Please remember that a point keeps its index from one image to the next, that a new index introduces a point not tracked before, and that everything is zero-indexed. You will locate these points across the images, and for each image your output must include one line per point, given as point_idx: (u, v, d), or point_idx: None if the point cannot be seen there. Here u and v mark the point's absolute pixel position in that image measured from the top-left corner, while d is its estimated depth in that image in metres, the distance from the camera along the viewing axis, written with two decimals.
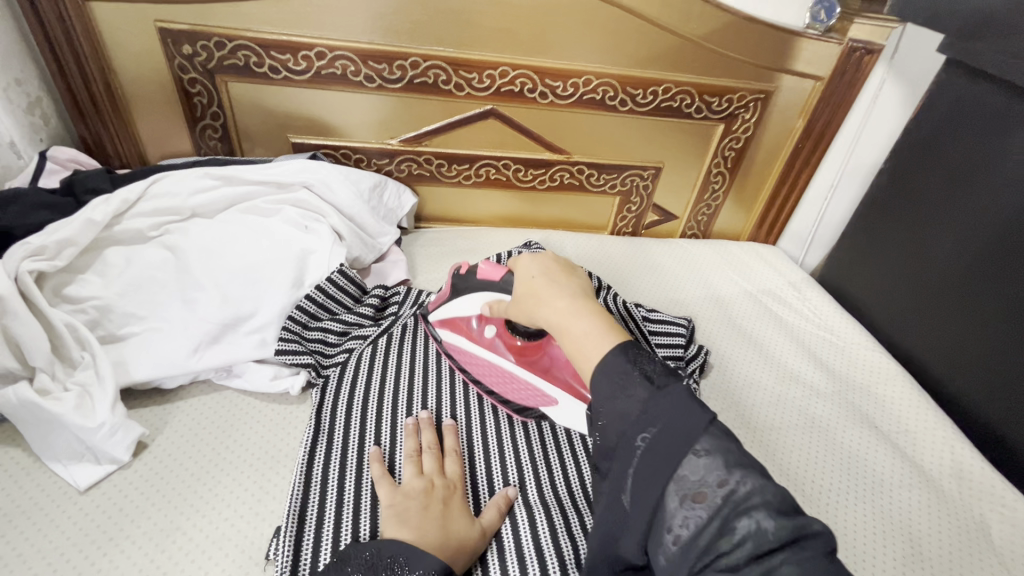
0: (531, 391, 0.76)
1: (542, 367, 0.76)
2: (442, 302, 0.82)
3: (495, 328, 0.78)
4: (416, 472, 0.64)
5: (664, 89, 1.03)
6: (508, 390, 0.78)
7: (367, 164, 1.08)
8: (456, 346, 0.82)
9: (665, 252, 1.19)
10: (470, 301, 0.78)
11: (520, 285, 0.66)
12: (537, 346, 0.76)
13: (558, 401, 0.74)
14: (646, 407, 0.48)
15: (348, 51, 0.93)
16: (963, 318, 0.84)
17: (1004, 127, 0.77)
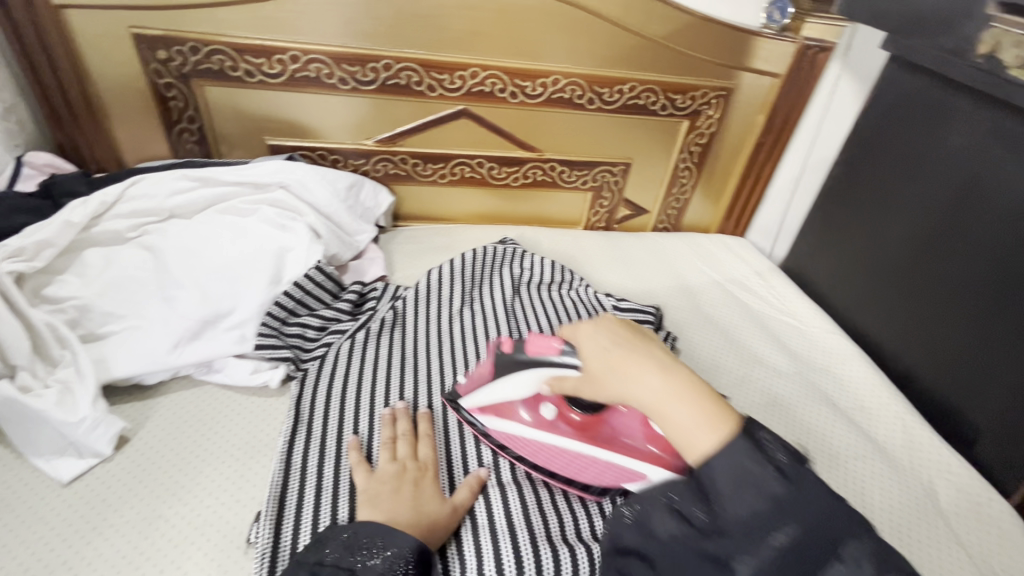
0: (612, 470, 0.67)
1: (609, 438, 0.68)
2: (477, 386, 0.73)
3: (552, 406, 0.69)
4: (389, 458, 0.67)
5: (630, 87, 1.07)
6: (581, 474, 0.69)
7: (344, 164, 1.10)
8: (506, 436, 0.72)
9: (637, 245, 1.23)
10: (520, 381, 0.68)
11: (588, 366, 0.58)
12: (599, 417, 0.68)
13: (648, 476, 0.64)
14: (782, 505, 0.44)
15: (321, 54, 0.96)
16: (912, 298, 0.89)
17: (941, 118, 0.82)
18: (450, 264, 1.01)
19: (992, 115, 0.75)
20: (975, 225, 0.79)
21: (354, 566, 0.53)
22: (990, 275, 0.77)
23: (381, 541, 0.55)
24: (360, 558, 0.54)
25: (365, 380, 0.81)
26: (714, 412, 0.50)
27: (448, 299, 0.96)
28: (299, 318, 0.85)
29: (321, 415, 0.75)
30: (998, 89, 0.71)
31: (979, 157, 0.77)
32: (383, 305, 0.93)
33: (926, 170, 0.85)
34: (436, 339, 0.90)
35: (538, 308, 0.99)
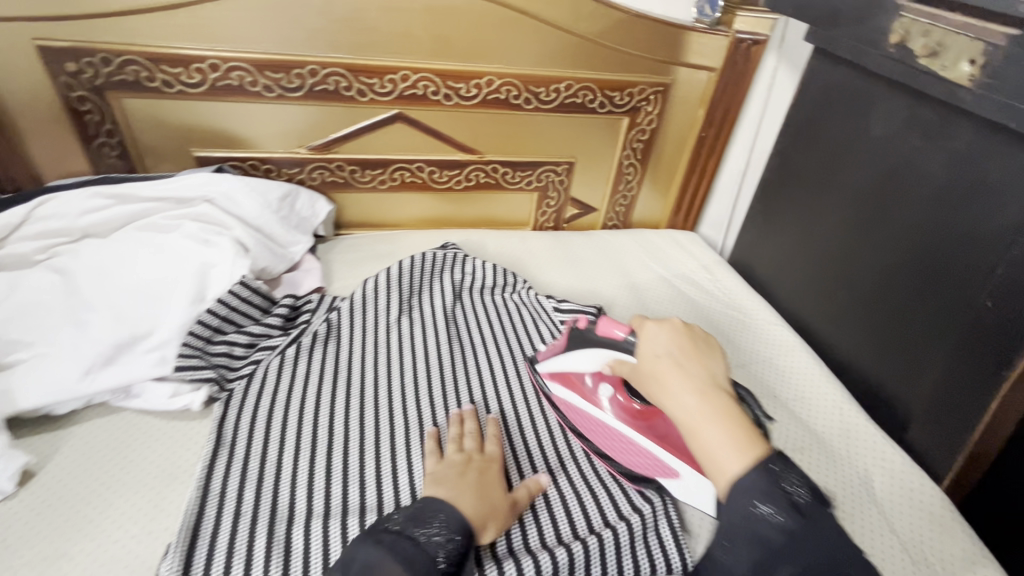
0: (649, 459, 0.71)
1: (658, 433, 0.71)
2: (554, 355, 0.80)
3: (610, 387, 0.75)
4: (456, 449, 0.70)
5: (566, 86, 1.06)
6: (621, 456, 0.73)
7: (277, 173, 1.07)
8: (567, 401, 0.79)
9: (586, 244, 1.22)
10: (588, 357, 0.75)
11: (643, 361, 0.65)
12: (657, 413, 0.72)
13: (680, 474, 0.68)
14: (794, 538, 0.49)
15: (242, 62, 0.93)
16: (845, 288, 0.90)
17: (862, 108, 0.83)
18: (389, 272, 0.98)
19: (907, 105, 0.75)
20: (894, 215, 0.79)
21: (416, 539, 0.55)
22: (909, 266, 0.77)
23: (449, 524, 0.57)
24: (424, 532, 0.56)
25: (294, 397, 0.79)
26: (743, 441, 0.55)
27: (384, 308, 0.94)
28: (227, 336, 0.82)
29: (245, 437, 0.73)
30: (910, 78, 0.72)
31: (898, 145, 0.77)
32: (318, 317, 0.91)
33: (851, 159, 0.86)
34: (373, 350, 0.88)
35: (480, 313, 0.98)
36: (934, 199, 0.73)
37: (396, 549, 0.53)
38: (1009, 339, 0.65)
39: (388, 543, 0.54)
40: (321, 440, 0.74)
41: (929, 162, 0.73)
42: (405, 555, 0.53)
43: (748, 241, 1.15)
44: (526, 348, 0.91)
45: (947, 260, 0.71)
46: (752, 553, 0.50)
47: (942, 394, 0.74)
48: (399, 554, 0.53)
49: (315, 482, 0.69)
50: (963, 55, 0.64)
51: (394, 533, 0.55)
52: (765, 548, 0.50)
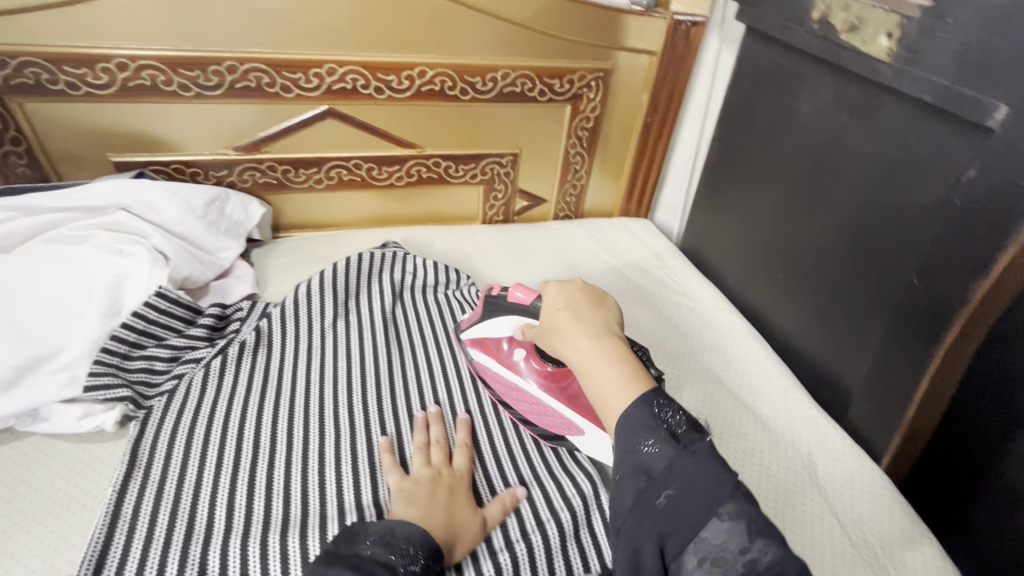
0: (557, 417, 0.75)
1: (569, 393, 0.75)
2: (475, 323, 0.84)
3: (523, 351, 0.78)
4: (424, 463, 0.68)
5: (503, 74, 1.03)
6: (534, 415, 0.77)
7: (205, 177, 1.02)
8: (487, 367, 0.82)
9: (536, 237, 1.19)
10: (504, 324, 0.79)
11: (545, 317, 0.65)
12: (568, 374, 0.76)
13: (585, 430, 0.72)
14: (672, 466, 0.48)
15: (153, 60, 0.88)
16: (786, 270, 0.89)
17: (793, 87, 0.81)
18: (323, 274, 0.94)
19: (833, 82, 0.74)
20: (827, 195, 0.78)
21: (395, 568, 0.53)
22: (843, 246, 0.76)
23: (424, 550, 0.56)
24: (401, 559, 0.54)
25: (218, 413, 0.75)
26: (631, 375, 0.55)
27: (318, 314, 0.90)
28: (146, 351, 0.78)
29: (163, 456, 0.69)
30: (834, 54, 0.71)
31: (827, 123, 0.76)
32: (248, 326, 0.87)
33: (785, 140, 0.84)
34: (306, 358, 0.84)
35: (422, 314, 0.95)
36: (862, 177, 0.71)
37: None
38: (936, 317, 0.64)
39: (367, 570, 0.52)
40: (245, 455, 0.70)
41: (856, 139, 0.72)
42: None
43: (697, 226, 1.14)
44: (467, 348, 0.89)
45: (876, 241, 0.70)
46: (637, 484, 0.48)
47: (879, 374, 0.73)
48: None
49: (234, 498, 0.66)
50: (879, 29, 0.64)
51: (371, 561, 0.54)
52: (647, 477, 0.48)
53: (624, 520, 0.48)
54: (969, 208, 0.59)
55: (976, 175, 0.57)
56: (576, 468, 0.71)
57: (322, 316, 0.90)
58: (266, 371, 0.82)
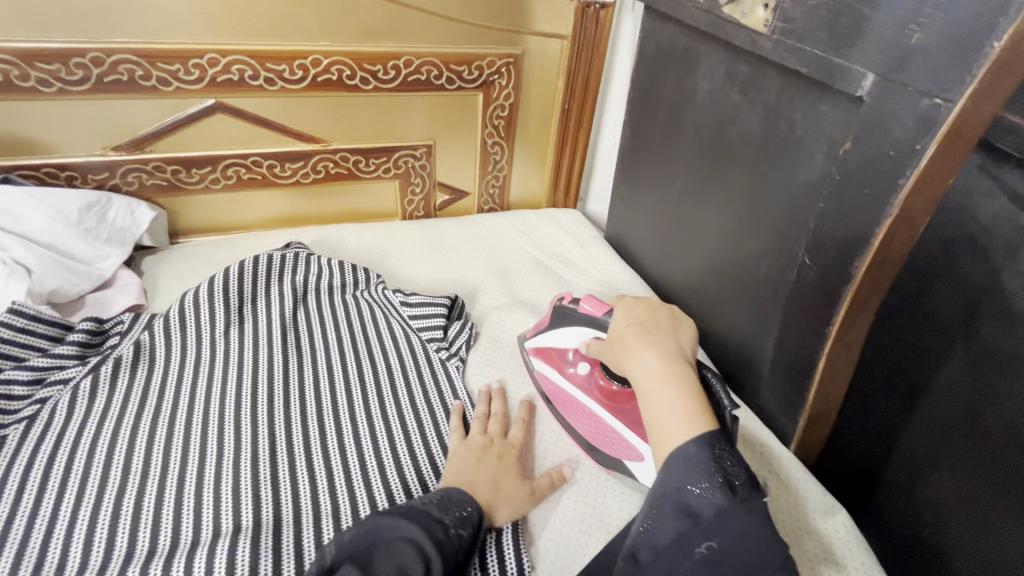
0: (619, 441, 0.68)
1: (632, 418, 0.69)
2: (540, 331, 0.81)
3: (588, 365, 0.74)
4: (481, 430, 0.70)
5: (406, 62, 0.99)
6: (594, 436, 0.71)
7: (84, 180, 0.93)
8: (548, 379, 0.78)
9: (457, 231, 1.15)
10: (569, 332, 0.75)
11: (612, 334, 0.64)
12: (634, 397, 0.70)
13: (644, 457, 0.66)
14: (720, 517, 0.47)
15: (3, 53, 0.80)
16: (699, 253, 0.87)
17: (689, 66, 0.79)
18: (214, 279, 0.87)
19: (724, 59, 0.72)
20: (729, 174, 0.76)
21: (446, 525, 0.55)
22: (745, 226, 0.74)
23: (474, 516, 0.57)
24: (452, 519, 0.55)
25: (83, 438, 0.68)
26: (691, 413, 0.52)
27: (210, 323, 0.84)
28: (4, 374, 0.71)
29: (13, 490, 0.62)
30: (719, 29, 0.68)
31: (723, 100, 0.74)
32: (128, 341, 0.79)
33: (689, 121, 0.82)
34: (193, 370, 0.78)
35: (327, 317, 0.89)
36: (756, 155, 0.70)
37: (429, 532, 0.53)
38: (826, 295, 0.62)
39: (423, 524, 0.53)
40: (112, 482, 0.64)
41: (749, 116, 0.70)
42: (436, 539, 0.52)
43: (619, 212, 1.11)
44: (373, 349, 0.84)
45: (772, 219, 0.69)
46: (678, 526, 0.48)
47: (784, 355, 0.72)
48: (431, 537, 0.52)
49: (95, 528, 0.59)
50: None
51: (426, 515, 0.55)
52: (692, 522, 0.48)
53: (658, 556, 0.49)
54: (847, 179, 0.57)
55: (851, 147, 0.56)
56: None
57: (214, 324, 0.84)
58: (147, 387, 0.75)
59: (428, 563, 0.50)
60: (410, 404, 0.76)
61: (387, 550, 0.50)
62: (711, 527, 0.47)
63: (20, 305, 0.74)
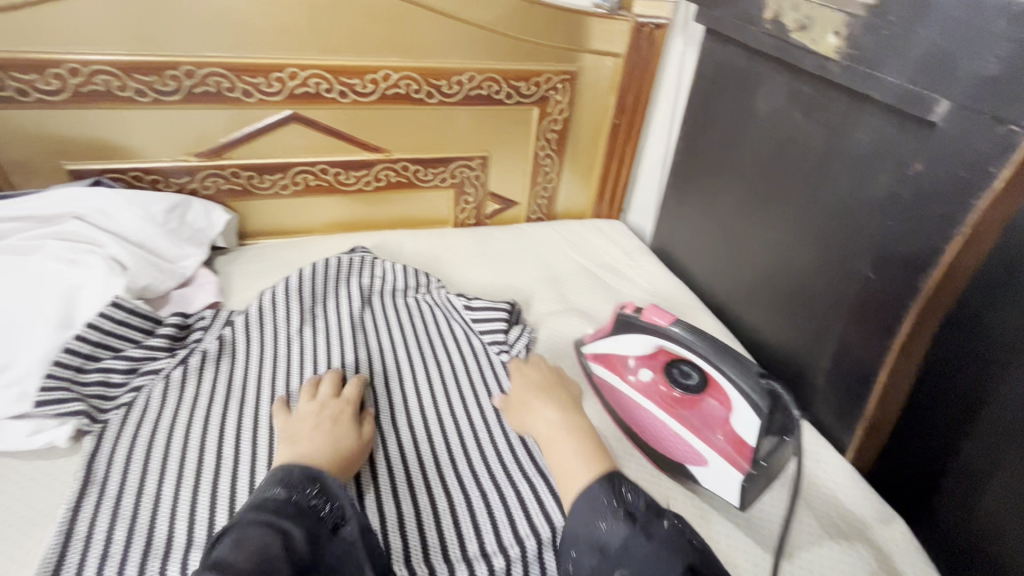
0: (682, 446, 0.71)
1: (695, 424, 0.71)
2: (599, 338, 0.83)
3: (652, 372, 0.78)
4: (310, 398, 0.72)
5: (468, 77, 1.04)
6: (656, 440, 0.73)
7: (166, 184, 0.99)
8: (607, 383, 0.81)
9: (507, 238, 1.19)
10: (634, 340, 0.77)
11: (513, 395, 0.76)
12: (697, 404, 0.73)
13: (710, 463, 0.67)
14: (624, 546, 0.48)
15: (106, 65, 0.86)
16: (751, 266, 0.90)
17: (750, 87, 0.83)
18: (291, 279, 0.93)
19: (786, 82, 0.75)
20: (788, 191, 0.79)
21: (298, 501, 0.52)
22: (803, 240, 0.77)
23: (320, 479, 0.55)
24: (301, 495, 0.53)
25: (178, 426, 0.72)
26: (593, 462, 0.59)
27: (283, 321, 0.88)
28: (103, 363, 0.76)
29: (120, 471, 0.67)
30: (785, 52, 0.72)
31: (784, 120, 0.78)
32: (211, 335, 0.85)
33: (745, 138, 0.86)
34: (272, 363, 0.82)
35: (392, 319, 0.93)
36: (817, 173, 0.73)
37: (279, 511, 0.50)
38: (891, 308, 0.65)
39: (270, 508, 0.50)
40: (207, 466, 0.68)
41: (811, 137, 0.73)
42: (286, 515, 0.50)
43: (666, 225, 1.14)
44: (437, 349, 0.89)
45: (833, 235, 0.72)
46: (591, 559, 0.50)
47: (842, 366, 0.74)
48: (282, 515, 0.50)
49: (196, 509, 0.63)
50: (827, 27, 0.65)
51: (268, 499, 0.51)
52: (601, 556, 0.50)
53: None
54: (917, 199, 0.60)
55: (921, 168, 0.59)
56: (532, 474, 0.70)
57: (287, 322, 0.88)
58: (232, 379, 0.80)
59: (287, 538, 0.48)
60: (476, 403, 0.80)
61: (236, 537, 0.47)
62: (621, 556, 0.48)
63: (121, 299, 0.79)
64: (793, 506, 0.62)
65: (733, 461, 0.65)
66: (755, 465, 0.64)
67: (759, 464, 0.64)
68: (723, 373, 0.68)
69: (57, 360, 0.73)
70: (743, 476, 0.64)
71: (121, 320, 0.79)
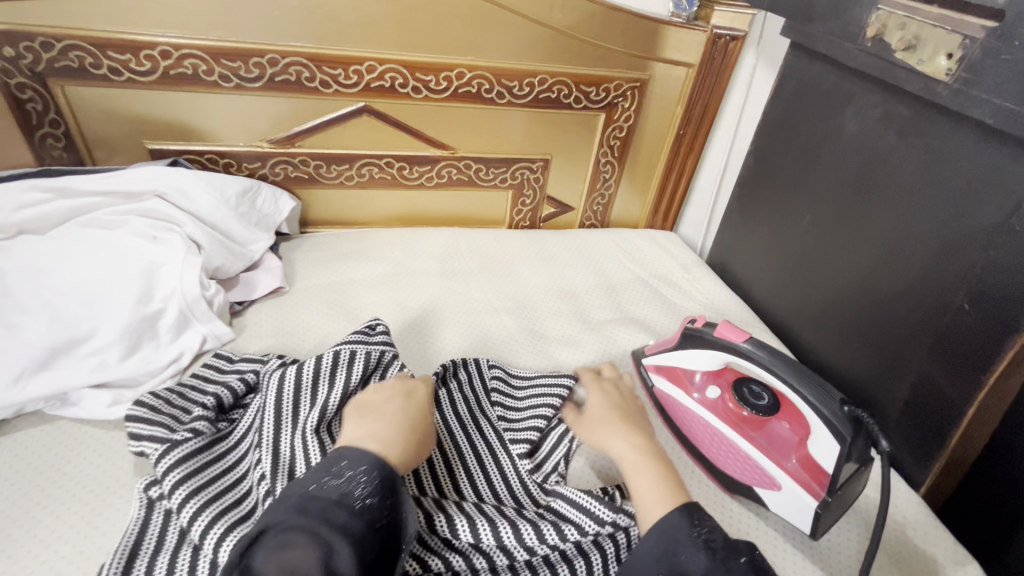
0: (751, 467, 0.69)
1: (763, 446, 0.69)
2: (662, 349, 0.82)
3: (718, 389, 0.76)
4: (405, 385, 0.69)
5: (540, 80, 1.04)
6: (721, 459, 0.72)
7: (238, 168, 1.01)
8: (669, 397, 0.79)
9: (562, 242, 1.19)
10: (703, 356, 0.76)
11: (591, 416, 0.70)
12: (765, 425, 0.71)
13: (782, 486, 0.65)
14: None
15: (196, 49, 0.88)
16: (823, 287, 0.88)
17: (840, 105, 0.82)
18: (301, 368, 0.69)
19: (883, 102, 0.75)
20: (875, 215, 0.77)
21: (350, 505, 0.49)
22: (888, 264, 0.75)
23: (377, 482, 0.52)
24: (355, 495, 0.50)
25: (196, 528, 0.56)
26: (668, 488, 0.57)
27: (268, 433, 0.64)
28: (180, 341, 0.79)
29: None
30: (888, 72, 0.71)
31: (876, 141, 0.76)
32: (247, 418, 0.70)
33: (830, 157, 0.85)
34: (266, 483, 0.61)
35: None
36: (915, 197, 0.71)
37: (328, 520, 0.48)
38: (985, 344, 0.63)
39: (319, 512, 0.48)
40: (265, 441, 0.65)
41: (906, 159, 0.72)
42: (333, 523, 0.47)
43: (726, 240, 1.12)
44: (470, 469, 0.68)
45: (919, 261, 0.71)
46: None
47: (920, 398, 0.72)
48: (330, 524, 0.47)
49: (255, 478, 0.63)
50: (939, 49, 0.64)
51: (321, 501, 0.49)
52: None
53: None
54: None
55: None
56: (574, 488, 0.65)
57: (276, 437, 0.63)
58: (242, 493, 0.61)
59: (328, 554, 0.46)
60: (537, 539, 0.57)
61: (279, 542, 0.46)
62: None
63: (203, 280, 0.82)
64: (873, 538, 0.61)
65: (808, 487, 0.63)
66: (831, 493, 0.62)
67: (835, 492, 0.62)
68: (801, 396, 0.65)
69: (135, 333, 0.75)
70: (817, 503, 0.62)
71: (198, 387, 0.74)
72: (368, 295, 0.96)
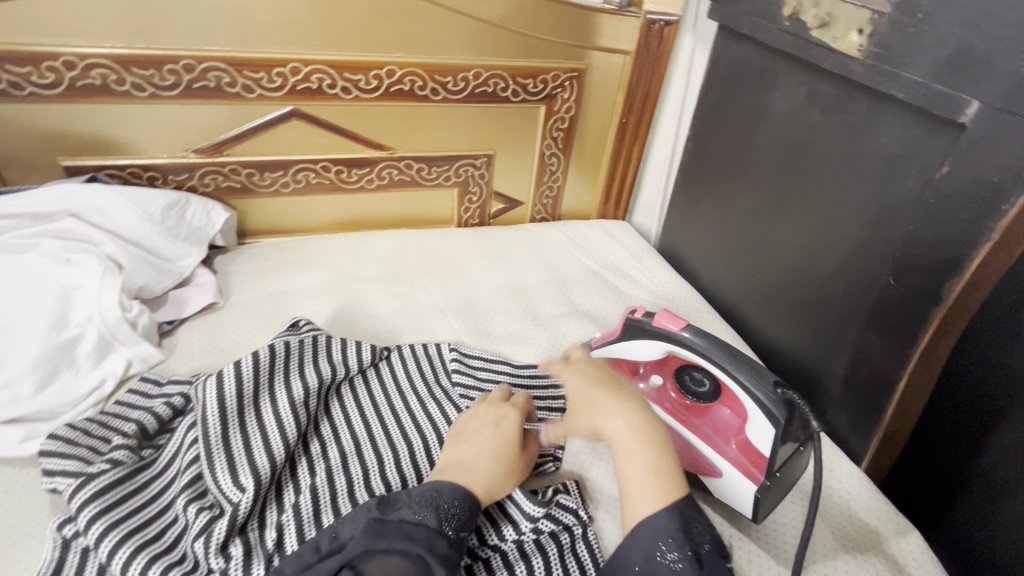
0: (695, 454, 0.68)
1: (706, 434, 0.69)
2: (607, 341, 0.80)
3: (662, 378, 0.76)
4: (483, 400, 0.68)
5: (475, 74, 1.02)
6: None
7: (164, 181, 0.97)
8: None
9: (512, 239, 1.17)
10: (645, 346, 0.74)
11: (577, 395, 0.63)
12: (708, 411, 0.71)
13: (724, 473, 0.65)
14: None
15: (103, 59, 0.84)
16: (763, 268, 0.88)
17: (766, 86, 0.82)
18: (230, 382, 0.66)
19: (806, 80, 0.75)
20: (807, 194, 0.77)
21: (446, 532, 0.51)
22: (822, 243, 0.75)
23: (470, 510, 0.54)
24: (452, 525, 0.52)
25: (114, 564, 0.52)
26: (669, 470, 0.55)
27: (215, 432, 0.62)
28: (102, 367, 0.76)
29: None
30: (806, 51, 0.72)
31: (802, 121, 0.76)
32: (174, 442, 0.66)
33: (761, 139, 0.85)
34: (197, 504, 0.58)
35: (342, 435, 0.69)
36: (841, 176, 0.71)
37: (432, 545, 0.50)
38: (911, 317, 0.64)
39: (424, 540, 0.50)
40: (191, 466, 0.62)
41: (830, 136, 0.72)
42: (435, 550, 0.50)
43: (674, 225, 1.12)
44: (398, 459, 0.67)
45: (848, 238, 0.71)
46: None
47: (858, 374, 0.73)
48: (434, 551, 0.50)
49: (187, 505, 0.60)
50: (851, 25, 0.64)
51: (422, 525, 0.51)
52: None
53: None
54: (946, 203, 0.59)
55: (949, 171, 0.58)
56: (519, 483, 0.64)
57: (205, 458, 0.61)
58: (167, 524, 0.58)
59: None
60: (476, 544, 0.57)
61: (386, 560, 0.48)
62: None
63: (123, 302, 0.79)
64: (807, 521, 0.60)
65: (747, 471, 0.63)
66: (769, 476, 0.62)
67: (773, 475, 0.62)
68: (737, 380, 0.66)
69: (51, 363, 0.72)
70: (758, 487, 0.62)
71: (121, 414, 0.69)
72: (308, 304, 0.93)
